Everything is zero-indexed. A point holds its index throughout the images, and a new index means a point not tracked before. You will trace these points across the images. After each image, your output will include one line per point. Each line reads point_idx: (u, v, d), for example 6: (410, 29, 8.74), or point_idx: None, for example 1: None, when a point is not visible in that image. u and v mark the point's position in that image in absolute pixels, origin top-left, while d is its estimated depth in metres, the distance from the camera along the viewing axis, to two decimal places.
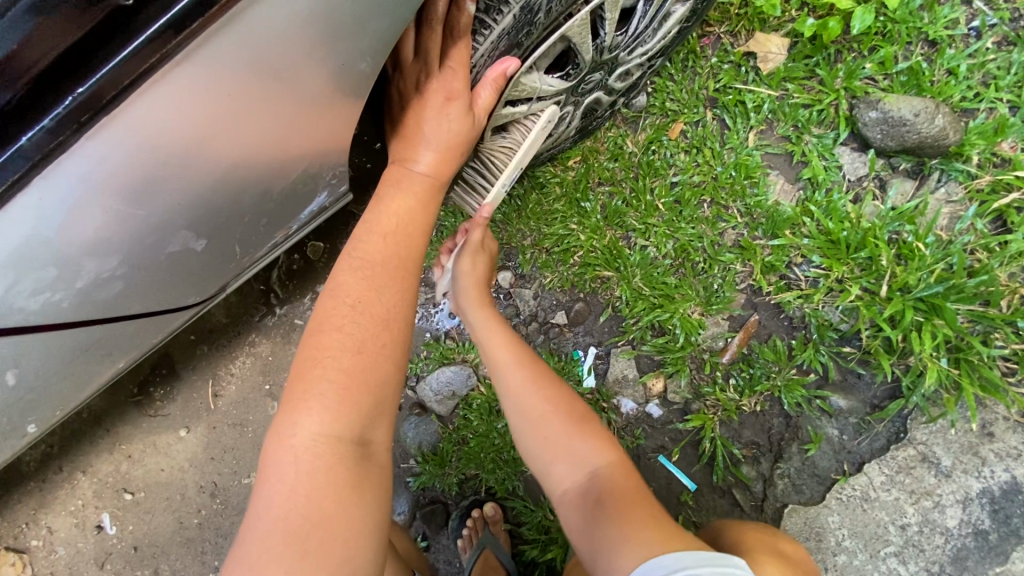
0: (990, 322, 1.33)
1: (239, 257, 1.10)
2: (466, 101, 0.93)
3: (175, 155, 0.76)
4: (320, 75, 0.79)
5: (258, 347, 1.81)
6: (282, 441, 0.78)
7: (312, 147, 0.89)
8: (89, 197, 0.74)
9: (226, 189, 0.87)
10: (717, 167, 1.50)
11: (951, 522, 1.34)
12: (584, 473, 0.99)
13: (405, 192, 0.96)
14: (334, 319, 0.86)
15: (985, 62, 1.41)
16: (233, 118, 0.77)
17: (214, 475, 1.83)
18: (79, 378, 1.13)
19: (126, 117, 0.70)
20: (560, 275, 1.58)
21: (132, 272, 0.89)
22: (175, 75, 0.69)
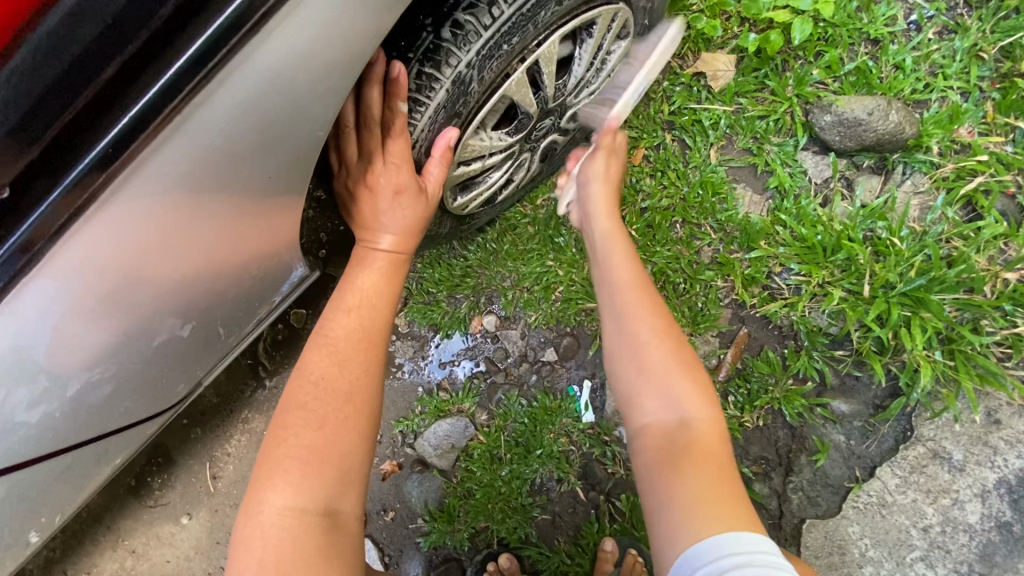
0: (978, 308, 1.31)
1: (224, 339, 1.09)
2: (416, 188, 0.96)
3: (139, 268, 0.75)
4: (267, 167, 0.79)
5: (252, 423, 1.79)
6: (252, 518, 0.76)
7: (273, 229, 0.89)
8: (61, 318, 0.74)
9: (200, 285, 0.86)
10: (683, 187, 1.50)
11: (972, 518, 1.30)
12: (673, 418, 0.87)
13: (370, 270, 0.99)
14: (298, 397, 0.85)
15: (930, 53, 1.43)
16: (187, 223, 0.75)
17: (221, 560, 1.78)
18: (69, 487, 1.11)
19: (79, 243, 0.69)
20: (544, 312, 1.62)
21: (120, 372, 0.88)
22: (119, 198, 0.68)
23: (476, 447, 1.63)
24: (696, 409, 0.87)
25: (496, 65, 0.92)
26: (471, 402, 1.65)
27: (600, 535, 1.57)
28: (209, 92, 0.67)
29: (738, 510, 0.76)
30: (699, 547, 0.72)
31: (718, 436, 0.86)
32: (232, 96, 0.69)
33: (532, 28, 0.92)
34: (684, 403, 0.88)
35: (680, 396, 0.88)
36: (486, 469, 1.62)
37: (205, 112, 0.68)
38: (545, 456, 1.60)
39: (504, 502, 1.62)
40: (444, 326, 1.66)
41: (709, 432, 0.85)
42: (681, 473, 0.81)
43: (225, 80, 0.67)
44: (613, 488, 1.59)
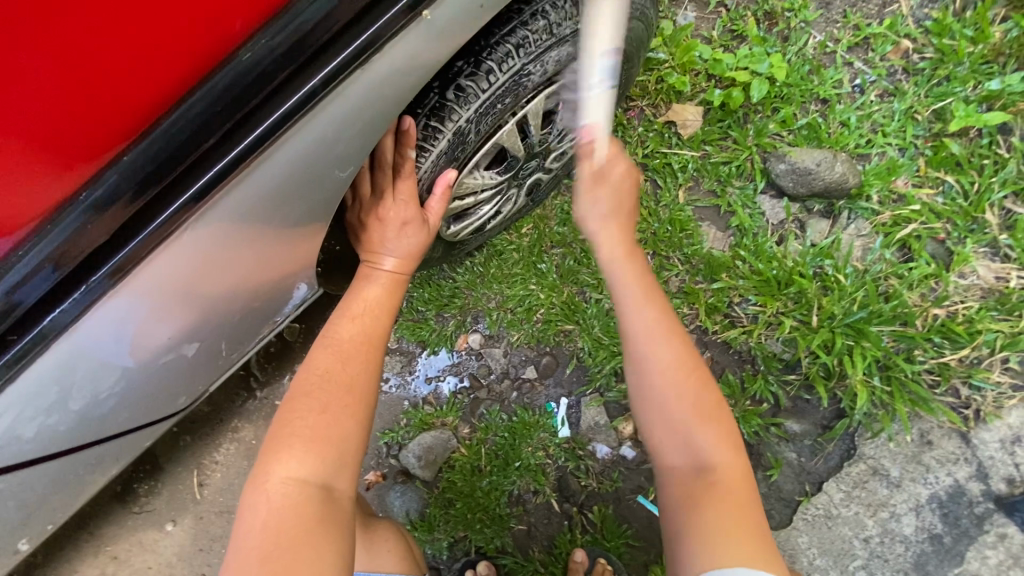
0: (911, 340, 1.48)
1: (226, 359, 1.18)
2: (419, 220, 1.10)
3: (185, 288, 0.87)
4: (299, 208, 0.93)
5: (241, 432, 1.85)
6: (259, 486, 0.84)
7: (292, 256, 1.03)
8: (107, 335, 0.84)
9: (222, 304, 0.98)
10: (654, 223, 1.65)
11: (908, 530, 1.44)
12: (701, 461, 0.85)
13: (373, 284, 1.10)
14: (303, 386, 0.94)
15: (871, 113, 1.62)
16: (226, 252, 0.88)
17: (203, 567, 1.82)
18: (70, 488, 1.17)
19: (146, 271, 0.81)
20: (526, 332, 1.74)
21: (136, 380, 0.98)
22: (182, 236, 0.81)
23: (457, 459, 1.73)
24: (722, 457, 0.85)
25: (492, 118, 1.08)
26: (455, 416, 1.74)
27: (572, 545, 1.67)
28: (274, 149, 0.82)
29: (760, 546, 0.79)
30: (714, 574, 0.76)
31: (741, 486, 0.84)
32: (290, 152, 0.84)
33: (523, 88, 1.07)
34: (708, 451, 0.85)
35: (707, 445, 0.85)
36: (466, 480, 1.71)
37: (266, 165, 0.82)
38: (523, 468, 1.70)
39: (482, 512, 1.70)
40: (432, 343, 1.76)
41: (730, 476, 0.84)
42: (706, 510, 0.81)
43: (286, 140, 0.82)
44: (585, 500, 1.69)
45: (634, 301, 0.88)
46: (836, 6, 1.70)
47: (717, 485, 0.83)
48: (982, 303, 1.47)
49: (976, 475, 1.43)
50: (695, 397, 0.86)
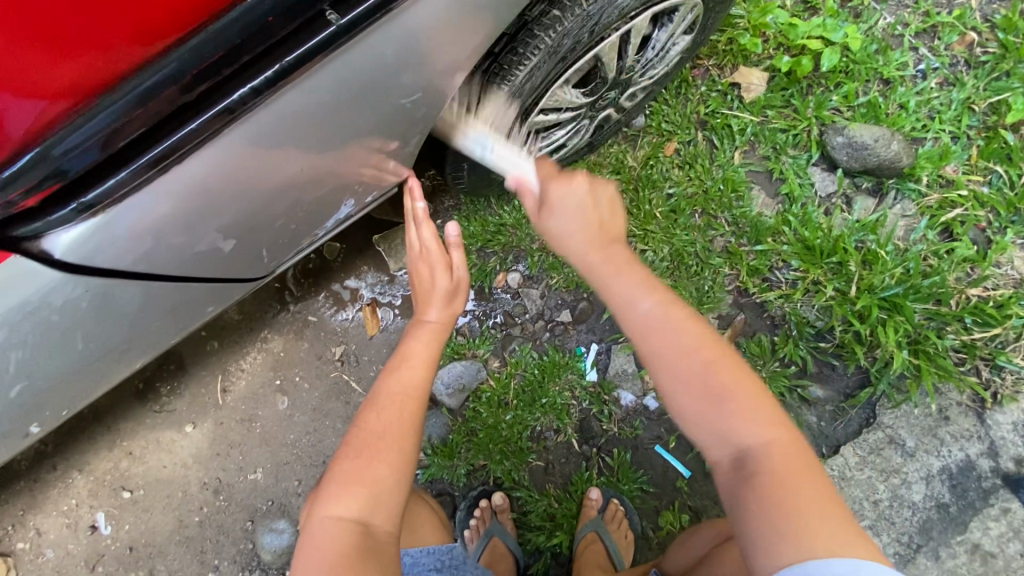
0: (943, 318, 1.53)
1: (261, 259, 1.22)
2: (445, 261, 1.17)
3: (274, 152, 0.90)
4: (365, 118, 0.97)
5: (270, 343, 1.86)
6: (308, 535, 0.90)
7: (361, 154, 1.07)
8: (158, 216, 0.85)
9: (270, 203, 1.02)
10: (707, 181, 1.69)
11: (916, 497, 1.50)
12: (740, 444, 0.80)
13: (418, 338, 1.11)
14: (348, 439, 0.98)
15: (930, 99, 1.65)
16: (287, 148, 0.91)
17: (218, 471, 1.84)
18: (115, 360, 1.16)
19: (251, 121, 0.82)
20: (566, 275, 1.77)
21: (175, 268, 0.99)
22: (249, 123, 0.83)
23: (485, 391, 1.75)
24: (769, 433, 0.80)
25: (583, 39, 1.08)
26: (487, 349, 1.77)
27: (588, 484, 1.71)
28: (380, 26, 0.84)
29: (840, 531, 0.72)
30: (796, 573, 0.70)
31: (790, 454, 0.79)
32: (370, 51, 0.86)
33: (617, 12, 1.07)
34: (743, 433, 0.80)
35: (742, 420, 0.81)
36: (491, 412, 1.74)
37: (345, 61, 0.84)
38: (548, 406, 1.74)
39: (503, 444, 1.73)
40: (472, 276, 1.78)
41: (778, 455, 0.79)
42: (755, 503, 0.76)
43: (370, 37, 0.84)
44: (605, 443, 1.73)
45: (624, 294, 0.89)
46: None
47: (764, 469, 0.78)
48: (1013, 291, 1.53)
49: (987, 452, 1.50)
50: (717, 372, 0.83)
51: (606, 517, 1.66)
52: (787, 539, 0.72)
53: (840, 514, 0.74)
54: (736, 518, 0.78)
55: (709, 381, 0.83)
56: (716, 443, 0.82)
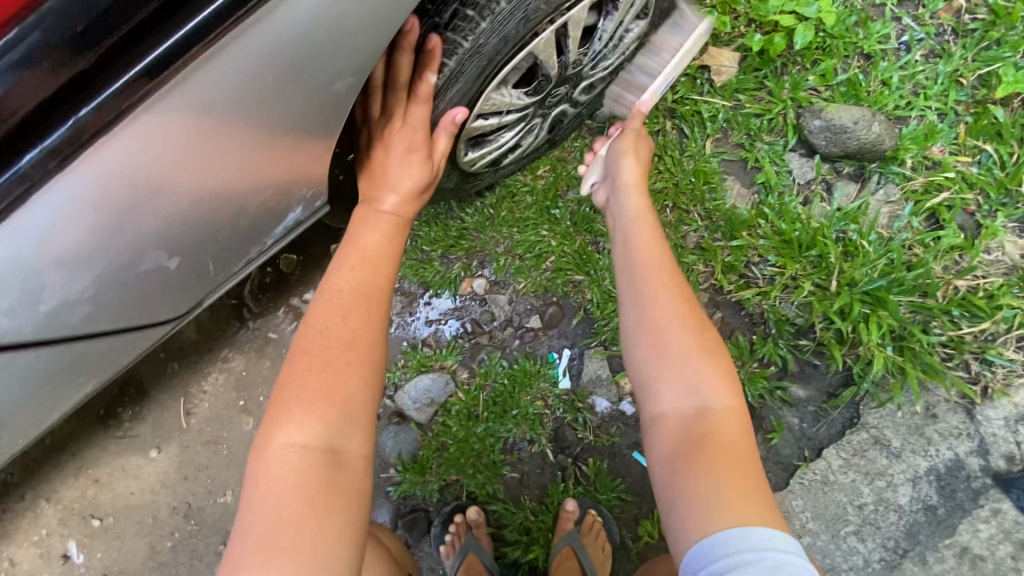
0: (929, 311, 1.44)
1: (212, 279, 1.12)
2: (425, 151, 1.06)
3: (184, 153, 0.83)
4: (283, 113, 0.88)
5: (231, 363, 1.79)
6: (264, 457, 0.87)
7: (295, 161, 0.98)
8: (64, 225, 0.80)
9: (200, 214, 0.93)
10: (677, 174, 1.58)
11: (902, 500, 1.44)
12: (691, 405, 0.95)
13: (372, 228, 1.08)
14: (308, 346, 0.95)
15: (915, 73, 1.53)
16: (197, 148, 0.84)
17: (187, 496, 1.79)
18: (48, 402, 1.10)
19: (145, 117, 0.78)
20: (533, 280, 1.68)
21: (105, 291, 0.92)
22: (143, 121, 0.78)
23: (454, 403, 1.69)
24: (721, 399, 0.95)
25: (512, 40, 0.98)
26: (454, 360, 1.70)
27: (564, 495, 1.66)
28: (270, 10, 0.78)
29: (763, 502, 0.85)
30: (709, 542, 0.82)
31: (735, 421, 0.94)
32: (259, 41, 0.79)
33: (545, 6, 0.96)
34: (708, 393, 0.95)
35: (703, 381, 0.96)
36: (461, 425, 1.68)
37: (231, 53, 0.78)
38: (520, 416, 1.67)
39: (475, 458, 1.68)
40: (435, 284, 1.70)
41: (728, 421, 0.93)
42: (703, 460, 0.89)
43: (255, 27, 0.78)
44: (580, 452, 1.67)
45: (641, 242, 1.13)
46: None
47: (711, 430, 0.91)
48: (1005, 279, 1.43)
49: (976, 450, 1.43)
50: (697, 338, 0.99)
51: (583, 529, 1.60)
52: (714, 502, 0.85)
53: (762, 492, 0.87)
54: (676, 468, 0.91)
55: (688, 349, 0.98)
56: (676, 399, 0.95)
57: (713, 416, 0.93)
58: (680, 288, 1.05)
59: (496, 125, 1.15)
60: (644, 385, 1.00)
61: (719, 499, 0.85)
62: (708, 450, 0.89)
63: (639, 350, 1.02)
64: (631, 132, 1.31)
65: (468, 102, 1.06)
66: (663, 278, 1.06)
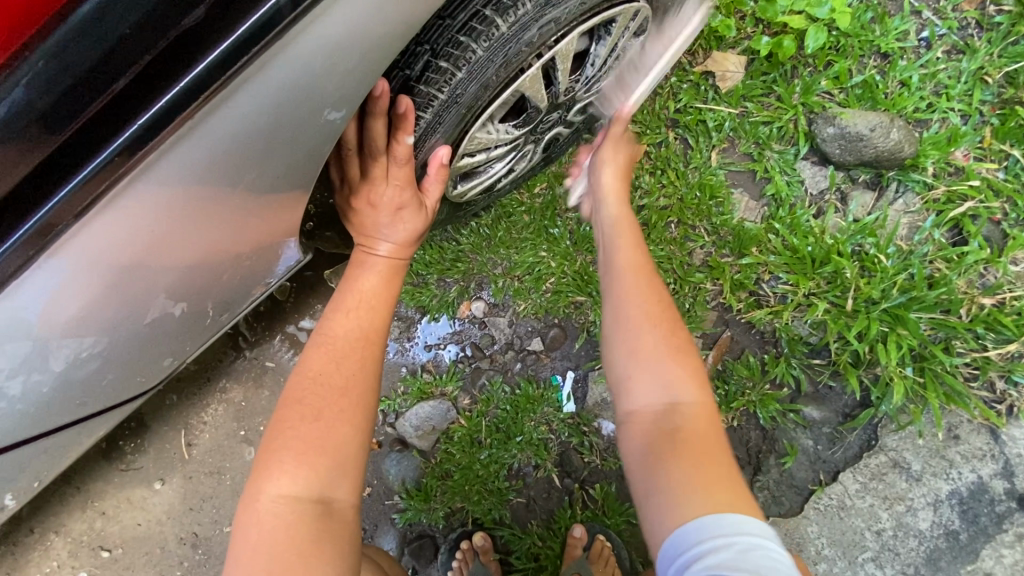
0: (952, 329, 1.36)
1: (214, 321, 1.08)
2: (416, 204, 1.01)
3: (159, 237, 0.75)
4: (279, 168, 0.81)
5: (230, 393, 1.76)
6: (249, 511, 0.82)
7: (282, 217, 0.91)
8: (60, 300, 0.74)
9: (201, 270, 0.87)
10: (682, 187, 1.51)
11: (923, 525, 1.38)
12: (665, 402, 0.90)
13: (368, 272, 1.04)
14: (296, 391, 0.91)
15: (936, 72, 1.43)
16: (189, 217, 0.76)
17: (193, 526, 1.78)
18: (53, 451, 1.12)
19: (110, 211, 0.69)
20: (533, 302, 1.62)
21: (111, 350, 0.88)
22: (107, 212, 0.69)
23: (456, 430, 1.65)
24: (689, 397, 0.90)
25: (494, 85, 0.92)
26: (455, 386, 1.65)
27: (572, 521, 1.62)
28: (238, 82, 0.67)
29: (735, 495, 0.79)
30: (687, 528, 0.76)
31: (707, 422, 0.88)
32: (242, 107, 0.70)
33: (529, 47, 0.89)
34: (677, 390, 0.90)
35: (676, 381, 0.91)
36: (465, 452, 1.64)
37: (213, 122, 0.69)
38: (525, 442, 1.62)
39: (480, 485, 1.64)
40: (432, 309, 1.64)
41: (700, 420, 0.88)
42: (672, 460, 0.83)
43: (237, 94, 0.68)
44: (587, 476, 1.63)
45: (611, 242, 1.10)
46: None
47: (681, 427, 0.86)
48: None
49: (1001, 472, 1.36)
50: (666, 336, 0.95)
51: (592, 556, 1.58)
52: (681, 495, 0.79)
53: (739, 485, 0.81)
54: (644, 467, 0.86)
55: (660, 347, 0.94)
56: (647, 398, 0.91)
57: (684, 414, 0.88)
58: (648, 285, 1.01)
59: (483, 160, 1.08)
60: (619, 385, 0.95)
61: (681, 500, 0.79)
62: (678, 445, 0.84)
63: (616, 344, 0.97)
64: (614, 135, 1.19)
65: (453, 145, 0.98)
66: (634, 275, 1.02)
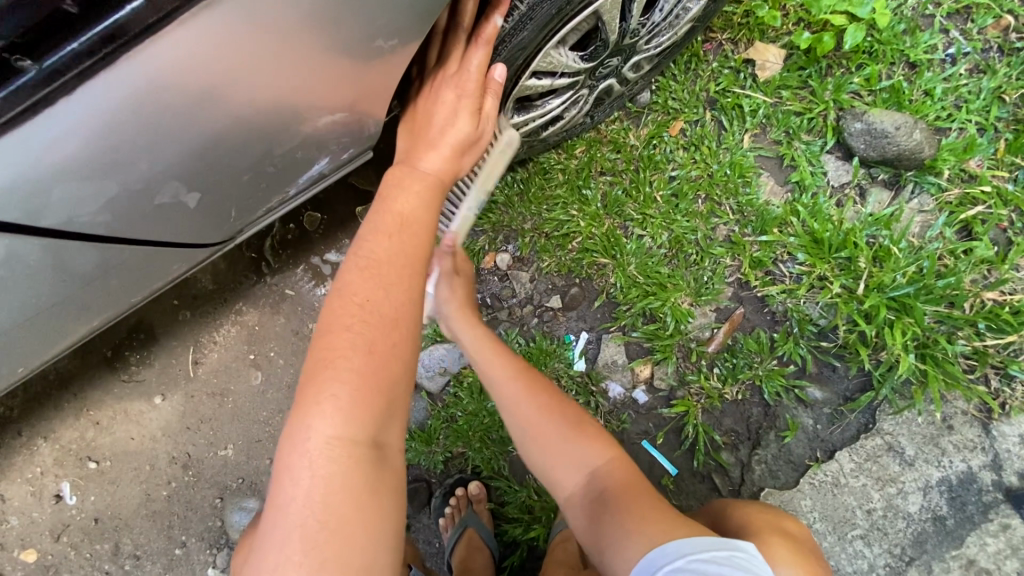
0: (954, 322, 1.44)
1: (231, 218, 1.14)
2: (475, 105, 1.03)
3: (226, 74, 0.79)
4: (324, 58, 0.85)
5: (245, 316, 1.77)
6: (294, 449, 0.78)
7: (334, 105, 0.95)
8: (116, 116, 0.76)
9: (244, 136, 0.91)
10: (713, 164, 1.59)
11: (912, 508, 1.43)
12: (585, 473, 1.08)
13: (409, 189, 1.01)
14: (343, 319, 0.87)
15: (958, 86, 1.53)
16: (256, 64, 0.80)
17: (188, 446, 1.77)
18: (69, 325, 1.13)
19: (194, 25, 0.73)
20: (558, 259, 1.64)
21: (141, 196, 0.89)
22: (189, 26, 0.73)
23: (466, 376, 1.67)
24: (601, 457, 1.09)
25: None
26: None
27: None
28: None
29: (672, 525, 0.96)
30: (659, 552, 0.92)
31: (626, 470, 1.08)
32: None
33: None
34: (591, 458, 1.09)
35: (573, 448, 1.10)
36: (472, 399, 1.66)
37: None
38: None
39: (483, 432, 1.66)
40: None
41: (617, 471, 1.07)
42: (614, 521, 1.00)
43: None
44: None
45: (513, 399, 1.16)
46: None
47: (605, 488, 1.05)
48: None
49: (989, 465, 1.42)
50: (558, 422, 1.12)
51: None
52: (632, 535, 0.97)
53: (671, 512, 0.99)
54: (594, 536, 1.02)
55: (566, 432, 1.11)
56: (571, 479, 1.09)
57: (604, 472, 1.07)
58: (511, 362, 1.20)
59: (548, 85, 1.15)
60: (546, 480, 1.13)
61: (633, 545, 0.95)
62: (611, 503, 1.02)
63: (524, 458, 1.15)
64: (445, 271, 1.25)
65: (522, 55, 1.04)
66: (518, 371, 1.18)
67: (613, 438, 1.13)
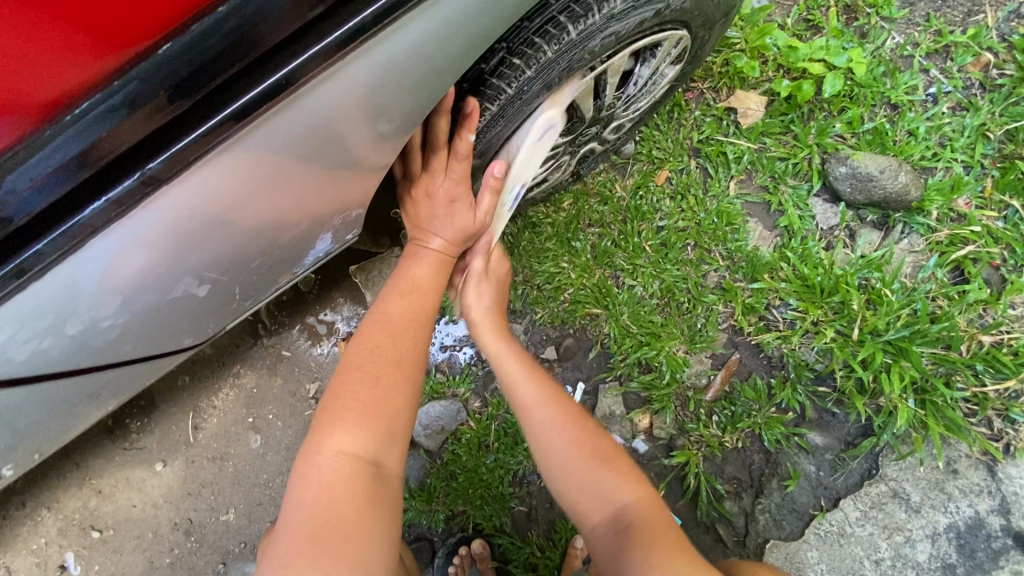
0: (951, 364, 1.43)
1: (239, 304, 1.16)
2: (467, 199, 1.10)
3: (234, 200, 0.81)
4: (330, 164, 0.88)
5: (243, 379, 1.78)
6: (307, 458, 0.83)
7: (335, 198, 0.98)
8: (133, 252, 0.78)
9: (251, 240, 0.93)
10: (700, 213, 1.59)
11: (921, 556, 1.41)
12: (609, 510, 0.94)
13: (418, 264, 1.11)
14: (353, 362, 0.94)
15: (941, 125, 1.54)
16: (263, 185, 0.82)
17: (190, 512, 1.77)
18: (71, 417, 1.15)
19: (206, 170, 0.74)
20: (550, 311, 1.62)
21: (155, 306, 0.92)
22: (202, 171, 0.74)
23: (464, 432, 1.67)
24: (631, 493, 0.95)
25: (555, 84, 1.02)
26: (467, 388, 1.68)
27: (573, 532, 1.63)
28: (347, 63, 0.74)
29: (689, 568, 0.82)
30: None
31: (651, 510, 0.94)
32: (321, 96, 0.76)
33: (589, 55, 1.00)
34: (617, 494, 0.95)
35: (615, 483, 0.97)
36: (471, 455, 1.66)
37: (299, 107, 0.75)
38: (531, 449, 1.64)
39: (484, 489, 1.65)
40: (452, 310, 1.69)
41: (644, 511, 0.93)
42: (636, 553, 0.86)
43: (340, 77, 0.75)
44: None
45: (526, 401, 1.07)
46: (919, 8, 1.60)
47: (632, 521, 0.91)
48: None
49: (997, 509, 1.40)
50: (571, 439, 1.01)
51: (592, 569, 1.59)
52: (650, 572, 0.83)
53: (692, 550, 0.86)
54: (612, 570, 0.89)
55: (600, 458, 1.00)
56: (596, 511, 0.95)
57: (631, 510, 0.93)
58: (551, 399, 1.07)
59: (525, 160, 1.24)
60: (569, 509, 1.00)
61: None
62: (641, 539, 0.87)
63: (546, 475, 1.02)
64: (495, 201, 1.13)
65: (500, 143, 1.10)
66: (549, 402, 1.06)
67: (647, 481, 0.98)
